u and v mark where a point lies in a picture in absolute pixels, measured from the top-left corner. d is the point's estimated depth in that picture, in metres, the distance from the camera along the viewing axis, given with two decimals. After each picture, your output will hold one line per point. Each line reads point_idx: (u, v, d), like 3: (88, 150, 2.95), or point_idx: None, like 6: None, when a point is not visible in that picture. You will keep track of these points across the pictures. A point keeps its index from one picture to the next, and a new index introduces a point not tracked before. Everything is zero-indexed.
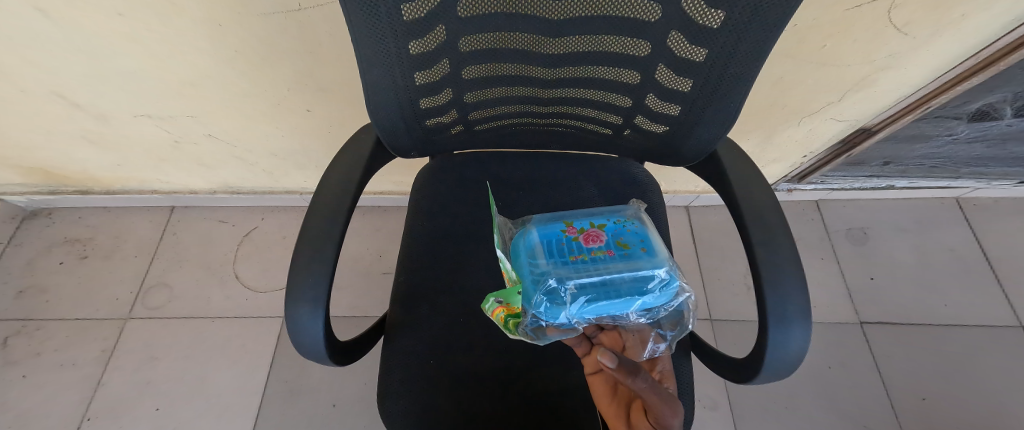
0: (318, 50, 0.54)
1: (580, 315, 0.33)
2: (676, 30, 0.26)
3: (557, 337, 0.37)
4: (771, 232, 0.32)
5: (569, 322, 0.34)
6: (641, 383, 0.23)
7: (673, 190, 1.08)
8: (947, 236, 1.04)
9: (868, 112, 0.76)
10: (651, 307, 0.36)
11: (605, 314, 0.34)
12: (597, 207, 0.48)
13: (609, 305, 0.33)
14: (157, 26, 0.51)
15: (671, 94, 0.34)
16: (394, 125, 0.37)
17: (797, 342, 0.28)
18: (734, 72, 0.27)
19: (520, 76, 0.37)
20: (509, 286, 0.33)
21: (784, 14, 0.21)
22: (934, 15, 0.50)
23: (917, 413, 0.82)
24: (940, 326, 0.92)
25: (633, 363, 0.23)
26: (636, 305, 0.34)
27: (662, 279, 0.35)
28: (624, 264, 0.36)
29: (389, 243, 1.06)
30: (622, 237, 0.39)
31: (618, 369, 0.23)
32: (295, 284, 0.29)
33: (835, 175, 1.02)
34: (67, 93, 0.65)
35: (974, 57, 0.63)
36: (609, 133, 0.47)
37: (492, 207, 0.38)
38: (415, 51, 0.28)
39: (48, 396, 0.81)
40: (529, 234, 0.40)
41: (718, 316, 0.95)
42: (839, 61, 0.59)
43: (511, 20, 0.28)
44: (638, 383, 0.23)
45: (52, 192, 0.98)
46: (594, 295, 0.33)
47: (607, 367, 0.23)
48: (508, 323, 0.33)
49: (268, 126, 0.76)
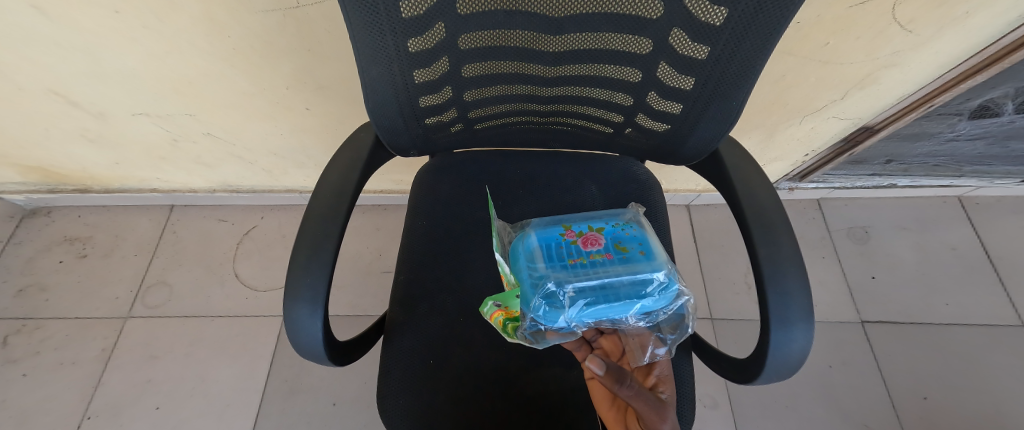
0: (316, 48, 0.54)
1: (579, 319, 0.33)
2: (678, 27, 0.26)
3: (557, 340, 0.37)
4: (773, 232, 0.32)
5: (569, 325, 0.34)
6: (627, 390, 0.25)
7: (674, 189, 1.07)
8: (948, 235, 1.04)
9: (870, 110, 0.76)
10: (650, 310, 0.36)
11: (604, 318, 0.34)
12: (596, 211, 0.48)
13: (608, 309, 0.33)
14: (154, 24, 0.50)
15: (673, 92, 0.33)
16: (394, 123, 0.37)
17: (799, 343, 0.28)
18: (736, 69, 0.27)
19: (520, 74, 0.36)
20: (506, 290, 0.34)
21: (788, 12, 0.21)
22: (939, 12, 0.50)
23: (917, 412, 0.82)
24: (940, 326, 0.92)
25: (620, 371, 0.26)
26: (636, 309, 0.34)
27: (661, 283, 0.35)
28: (623, 268, 0.35)
29: (389, 242, 1.06)
30: (621, 240, 0.39)
31: (607, 375, 0.26)
32: (294, 284, 0.28)
33: (837, 174, 1.01)
34: (65, 91, 0.65)
35: (979, 54, 0.63)
36: (609, 132, 0.46)
37: (491, 211, 0.39)
38: (414, 49, 0.28)
39: (48, 395, 0.81)
40: (528, 236, 0.40)
41: (719, 315, 0.95)
42: (841, 59, 0.58)
43: (511, 17, 0.28)
44: (623, 388, 0.25)
45: (51, 190, 0.98)
46: (593, 298, 0.33)
47: (596, 374, 0.25)
48: (507, 327, 0.34)
49: (267, 124, 0.75)
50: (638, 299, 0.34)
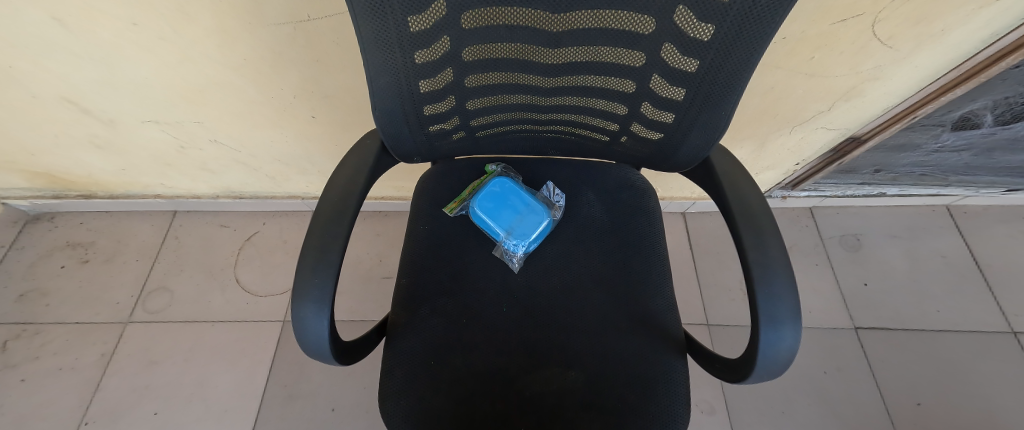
0: (324, 58, 0.56)
1: (506, 184, 0.53)
2: (669, 42, 0.28)
3: (502, 206, 0.52)
4: (761, 236, 0.33)
5: (505, 183, 0.53)
6: None
7: (670, 196, 1.09)
8: (938, 243, 1.06)
9: (856, 122, 0.79)
10: (540, 220, 0.51)
11: (518, 199, 0.52)
12: (537, 202, 0.52)
13: (522, 193, 0.53)
14: (170, 36, 0.52)
15: (666, 102, 0.35)
16: (399, 131, 0.39)
17: (787, 341, 0.29)
18: (724, 82, 0.29)
19: (519, 84, 0.38)
20: (486, 176, 0.56)
21: (771, 29, 0.23)
22: (916, 28, 0.52)
23: (911, 417, 0.83)
24: (933, 332, 0.93)
25: None
26: (534, 204, 0.52)
27: (537, 233, 0.50)
28: (523, 233, 0.50)
29: (389, 248, 1.07)
30: (521, 237, 0.50)
31: None
32: (301, 285, 0.30)
33: (827, 182, 1.03)
34: (79, 99, 0.66)
35: (957, 69, 0.65)
36: (605, 141, 0.48)
37: (481, 178, 0.56)
38: (420, 60, 0.30)
39: (47, 400, 0.81)
40: (480, 213, 0.51)
41: (717, 321, 0.96)
42: (826, 72, 0.61)
43: (512, 32, 0.30)
44: None
45: (56, 196, 0.99)
46: (513, 201, 0.52)
47: None
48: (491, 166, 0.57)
49: (273, 132, 0.77)
50: (547, 208, 0.53)
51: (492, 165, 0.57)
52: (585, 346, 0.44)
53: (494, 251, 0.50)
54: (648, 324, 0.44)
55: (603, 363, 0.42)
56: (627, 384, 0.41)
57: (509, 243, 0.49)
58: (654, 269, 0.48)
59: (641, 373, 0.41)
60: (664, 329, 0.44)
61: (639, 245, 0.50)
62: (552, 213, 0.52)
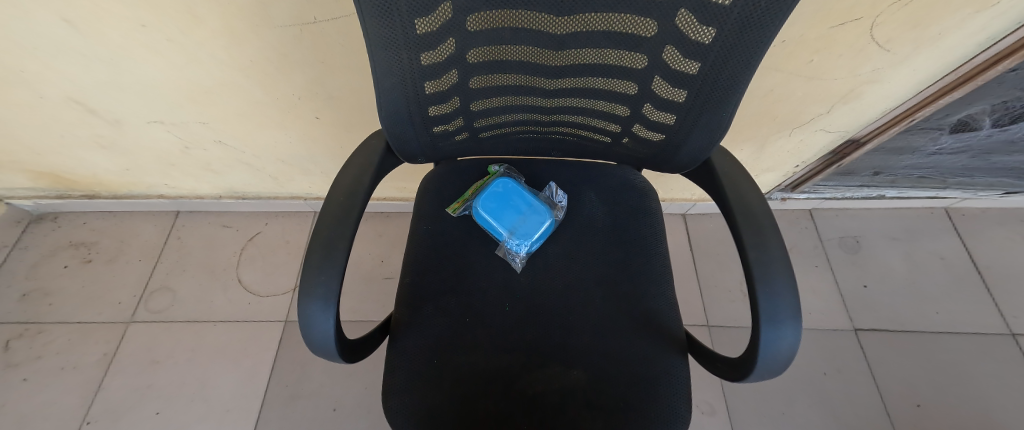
0: (329, 60, 0.56)
1: (508, 184, 0.54)
2: (670, 45, 0.28)
3: (504, 206, 0.52)
4: (761, 236, 0.33)
5: (507, 183, 0.54)
6: None
7: (671, 198, 1.10)
8: (936, 245, 1.06)
9: (855, 124, 0.80)
10: (541, 220, 0.51)
11: (519, 198, 0.53)
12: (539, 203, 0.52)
13: (524, 194, 0.53)
14: (177, 38, 0.53)
15: (668, 104, 0.36)
16: (404, 131, 0.39)
17: (788, 340, 0.30)
18: (725, 84, 0.30)
19: (522, 86, 0.39)
20: (488, 177, 0.57)
21: (771, 32, 0.23)
22: (912, 32, 0.53)
23: (911, 419, 0.83)
24: (932, 334, 0.94)
25: None
26: (535, 204, 0.52)
27: (539, 233, 0.51)
28: (526, 233, 0.50)
29: (391, 248, 1.07)
30: (523, 237, 0.50)
31: None
32: (307, 283, 0.30)
33: (827, 184, 1.04)
34: (85, 99, 0.67)
35: (953, 72, 0.66)
36: (607, 142, 0.49)
37: (483, 179, 0.56)
38: (426, 62, 0.30)
39: (48, 400, 0.81)
40: (482, 213, 0.51)
41: (717, 322, 0.97)
42: (825, 75, 0.62)
43: (517, 34, 0.30)
44: None
45: (60, 196, 0.99)
46: (515, 201, 0.52)
47: None
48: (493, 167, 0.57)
49: (277, 132, 0.78)
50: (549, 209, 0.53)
51: (494, 166, 0.58)
52: (587, 345, 0.44)
53: (496, 250, 0.50)
54: (650, 324, 0.45)
55: (605, 363, 0.43)
56: (629, 383, 0.41)
57: (511, 243, 0.50)
58: (655, 269, 0.49)
59: (642, 372, 0.41)
60: (665, 329, 0.44)
61: (640, 245, 0.50)
62: (554, 213, 0.53)
